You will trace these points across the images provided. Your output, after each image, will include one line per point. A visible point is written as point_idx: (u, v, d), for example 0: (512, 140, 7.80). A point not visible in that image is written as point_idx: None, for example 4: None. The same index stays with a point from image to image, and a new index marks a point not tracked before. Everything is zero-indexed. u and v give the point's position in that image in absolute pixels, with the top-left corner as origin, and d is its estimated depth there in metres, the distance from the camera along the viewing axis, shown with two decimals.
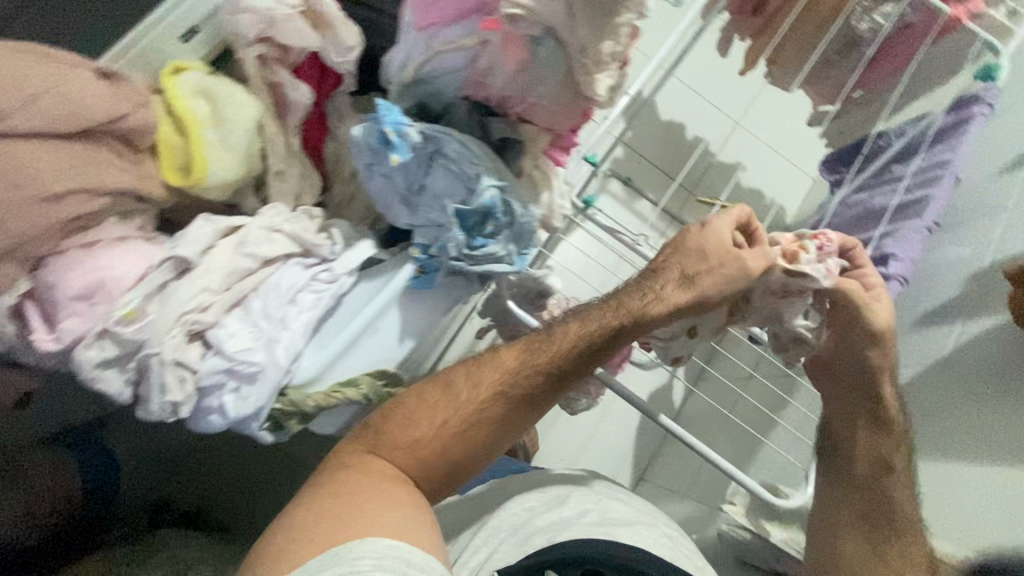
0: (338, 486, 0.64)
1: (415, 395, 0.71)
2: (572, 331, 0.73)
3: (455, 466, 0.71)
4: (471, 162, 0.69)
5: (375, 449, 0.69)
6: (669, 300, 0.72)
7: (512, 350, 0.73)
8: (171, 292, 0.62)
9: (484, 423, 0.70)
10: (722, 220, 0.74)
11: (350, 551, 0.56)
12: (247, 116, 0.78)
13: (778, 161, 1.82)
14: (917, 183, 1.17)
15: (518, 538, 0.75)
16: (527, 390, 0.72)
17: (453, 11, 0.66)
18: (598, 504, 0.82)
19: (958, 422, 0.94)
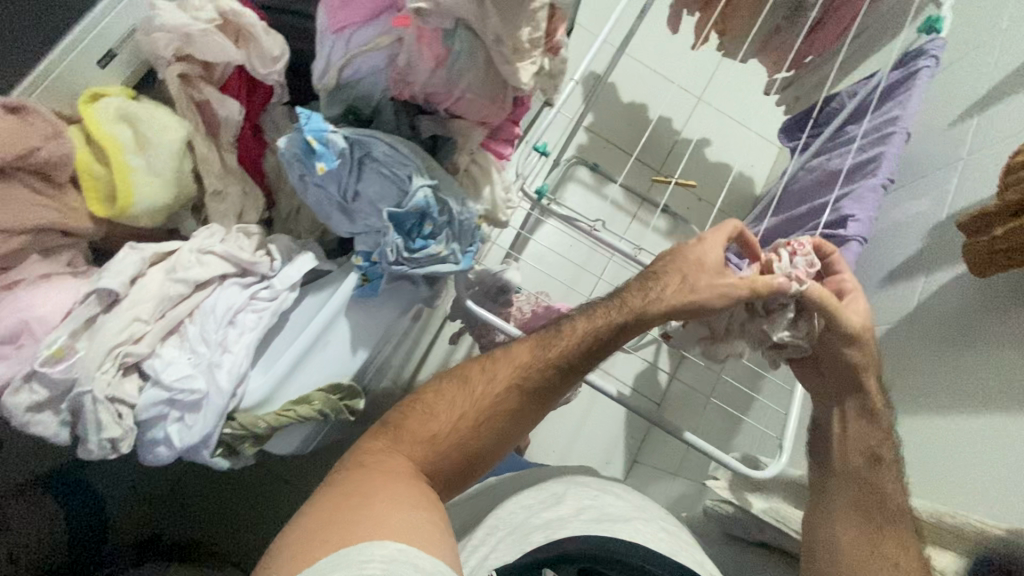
0: (354, 487, 0.62)
1: (433, 390, 0.74)
2: (579, 327, 0.73)
3: (464, 462, 0.71)
4: (401, 163, 0.68)
5: (393, 445, 0.69)
6: (665, 302, 0.70)
7: (527, 344, 0.74)
8: (100, 325, 0.60)
9: (497, 417, 0.71)
10: (714, 238, 0.72)
11: (357, 554, 0.51)
12: (173, 138, 0.76)
13: (741, 133, 1.83)
14: (870, 142, 1.17)
15: (517, 536, 0.71)
16: (538, 384, 0.72)
17: (365, 11, 0.65)
18: (596, 500, 0.77)
19: (938, 375, 0.88)
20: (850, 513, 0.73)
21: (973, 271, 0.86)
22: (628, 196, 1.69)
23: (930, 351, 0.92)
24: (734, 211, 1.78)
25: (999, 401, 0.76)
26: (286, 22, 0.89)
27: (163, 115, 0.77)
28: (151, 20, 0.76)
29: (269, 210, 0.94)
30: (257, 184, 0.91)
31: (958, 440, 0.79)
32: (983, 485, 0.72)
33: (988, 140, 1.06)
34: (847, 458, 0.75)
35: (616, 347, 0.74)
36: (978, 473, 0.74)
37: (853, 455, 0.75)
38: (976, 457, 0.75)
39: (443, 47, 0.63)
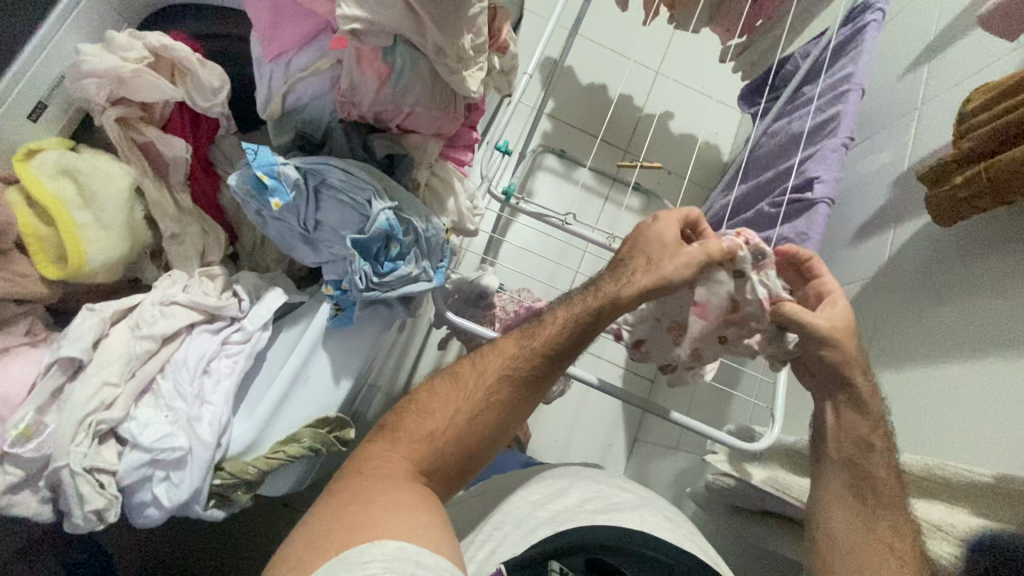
0: (355, 492, 0.59)
1: (427, 390, 0.70)
2: (560, 316, 0.71)
3: (461, 460, 0.67)
4: (358, 187, 0.66)
5: (391, 447, 0.65)
6: (636, 285, 0.69)
7: (510, 337, 0.72)
8: (69, 396, 0.58)
9: (493, 409, 0.68)
10: (669, 216, 0.72)
11: (358, 555, 0.50)
12: (121, 188, 0.74)
13: (702, 102, 1.82)
14: (827, 102, 1.18)
15: (524, 528, 0.69)
16: (528, 372, 0.69)
17: (299, 35, 0.63)
18: (599, 491, 0.77)
19: (919, 327, 0.89)
20: (846, 499, 0.70)
21: (937, 221, 0.88)
22: (598, 179, 1.69)
23: (906, 301, 0.93)
24: (703, 181, 1.78)
25: (981, 351, 0.77)
26: (222, 48, 0.86)
27: (107, 165, 0.74)
28: (78, 66, 0.72)
29: (233, 244, 0.91)
30: (216, 220, 0.89)
31: (944, 393, 0.79)
32: (971, 437, 0.73)
33: (940, 87, 1.07)
34: (847, 441, 0.72)
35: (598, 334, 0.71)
36: (965, 425, 0.75)
37: (854, 438, 0.72)
38: (962, 408, 0.76)
39: (385, 65, 0.61)
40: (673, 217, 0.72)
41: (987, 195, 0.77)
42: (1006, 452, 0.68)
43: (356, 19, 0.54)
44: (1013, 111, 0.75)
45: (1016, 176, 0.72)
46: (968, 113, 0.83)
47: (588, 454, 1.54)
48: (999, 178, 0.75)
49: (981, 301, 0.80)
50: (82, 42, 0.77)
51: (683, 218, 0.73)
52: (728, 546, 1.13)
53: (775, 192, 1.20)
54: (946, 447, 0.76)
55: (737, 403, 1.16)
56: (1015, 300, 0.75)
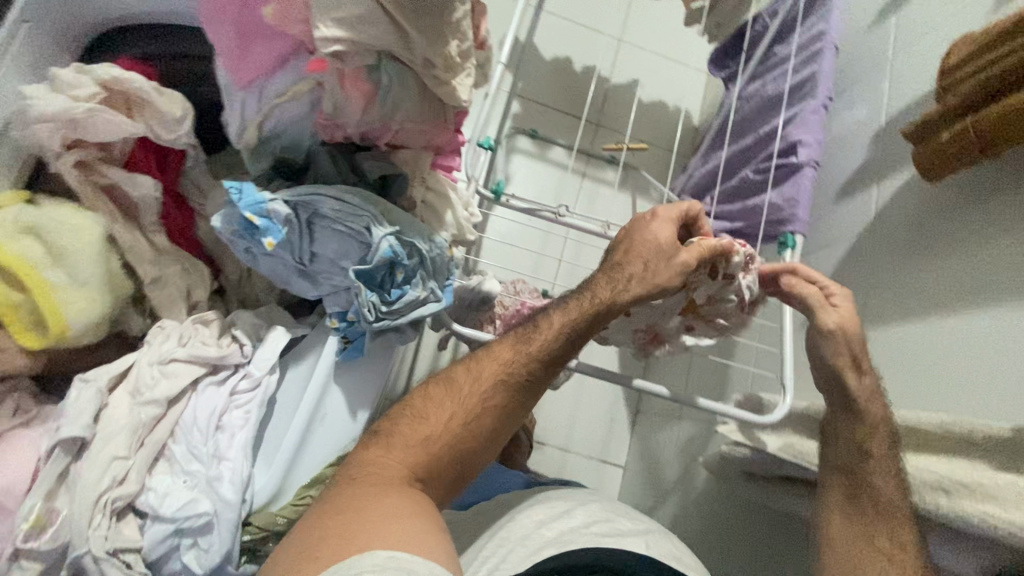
0: (346, 500, 0.55)
1: (423, 394, 0.66)
2: (555, 321, 0.67)
3: (457, 468, 0.63)
4: (354, 215, 0.63)
5: (386, 452, 0.61)
6: (632, 293, 0.66)
7: (506, 341, 0.68)
8: (78, 477, 0.54)
9: (487, 413, 0.64)
10: (668, 211, 0.70)
11: (347, 565, 0.46)
12: (94, 240, 0.68)
13: (669, 67, 1.80)
14: (802, 62, 1.17)
15: (529, 547, 0.68)
16: (524, 378, 0.66)
17: (271, 58, 0.58)
18: (605, 516, 0.76)
19: (907, 284, 0.91)
20: (846, 507, 0.72)
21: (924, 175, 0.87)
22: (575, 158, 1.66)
23: (894, 258, 0.95)
24: (678, 148, 1.76)
25: (972, 304, 0.79)
26: (173, 68, 0.79)
27: (73, 216, 0.68)
28: (26, 112, 0.66)
29: (217, 279, 0.86)
30: (195, 256, 0.83)
31: (938, 350, 0.82)
32: (969, 389, 0.76)
33: (910, 37, 1.07)
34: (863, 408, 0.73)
35: (595, 334, 0.69)
36: (961, 378, 0.78)
37: (870, 405, 0.73)
38: (957, 362, 0.79)
39: (370, 84, 0.56)
40: (670, 216, 0.70)
41: (975, 149, 0.78)
42: (1005, 403, 0.71)
43: (336, 38, 0.50)
44: (995, 65, 0.75)
45: (1003, 128, 0.73)
46: (945, 71, 0.82)
47: (594, 434, 1.55)
48: (986, 131, 0.75)
49: (969, 255, 0.82)
50: (24, 82, 0.70)
51: (681, 214, 0.71)
52: (739, 515, 1.16)
53: (757, 158, 1.20)
54: (941, 402, 0.79)
55: (738, 373, 1.18)
56: (1002, 253, 0.77)
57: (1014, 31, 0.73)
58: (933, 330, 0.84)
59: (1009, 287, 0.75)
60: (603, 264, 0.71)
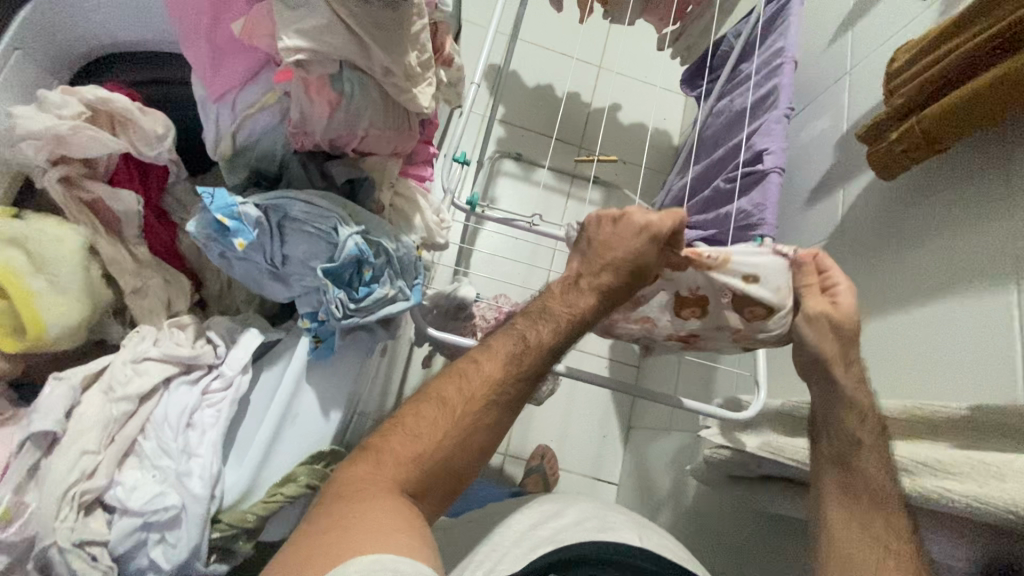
0: (335, 517, 0.50)
1: (414, 411, 0.58)
2: (547, 334, 0.62)
3: (450, 484, 0.57)
4: (322, 217, 0.66)
5: (374, 471, 0.55)
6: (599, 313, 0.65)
7: (497, 352, 0.61)
8: (46, 472, 0.55)
9: (481, 432, 0.58)
10: (656, 224, 0.63)
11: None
12: (73, 250, 0.71)
13: (647, 91, 1.87)
14: (764, 77, 1.23)
15: (524, 547, 0.69)
16: (517, 393, 0.60)
17: (241, 72, 0.62)
18: (598, 512, 0.78)
19: (887, 272, 0.91)
20: (839, 497, 0.65)
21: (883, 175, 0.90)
22: (558, 177, 1.71)
23: (880, 249, 0.94)
24: (659, 168, 1.82)
25: (937, 293, 0.80)
26: (160, 92, 0.83)
27: (55, 227, 0.71)
28: (12, 129, 0.70)
29: (198, 292, 0.89)
30: (176, 268, 0.86)
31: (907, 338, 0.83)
32: (939, 373, 0.76)
33: (866, 50, 1.12)
34: None
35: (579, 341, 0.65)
36: (940, 363, 0.77)
37: None
38: (938, 346, 0.78)
39: (334, 92, 0.60)
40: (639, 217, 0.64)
41: (923, 147, 0.80)
42: (977, 382, 0.71)
43: (299, 48, 0.54)
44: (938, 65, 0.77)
45: (947, 125, 0.74)
46: (893, 74, 0.86)
47: (586, 450, 1.55)
48: (930, 129, 0.77)
49: (939, 243, 0.82)
50: (13, 105, 0.73)
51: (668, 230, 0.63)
52: (727, 518, 1.16)
53: (728, 168, 1.23)
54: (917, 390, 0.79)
55: (722, 376, 1.20)
56: (979, 241, 0.76)
57: (956, 30, 0.75)
58: (920, 322, 0.82)
59: (982, 275, 0.74)
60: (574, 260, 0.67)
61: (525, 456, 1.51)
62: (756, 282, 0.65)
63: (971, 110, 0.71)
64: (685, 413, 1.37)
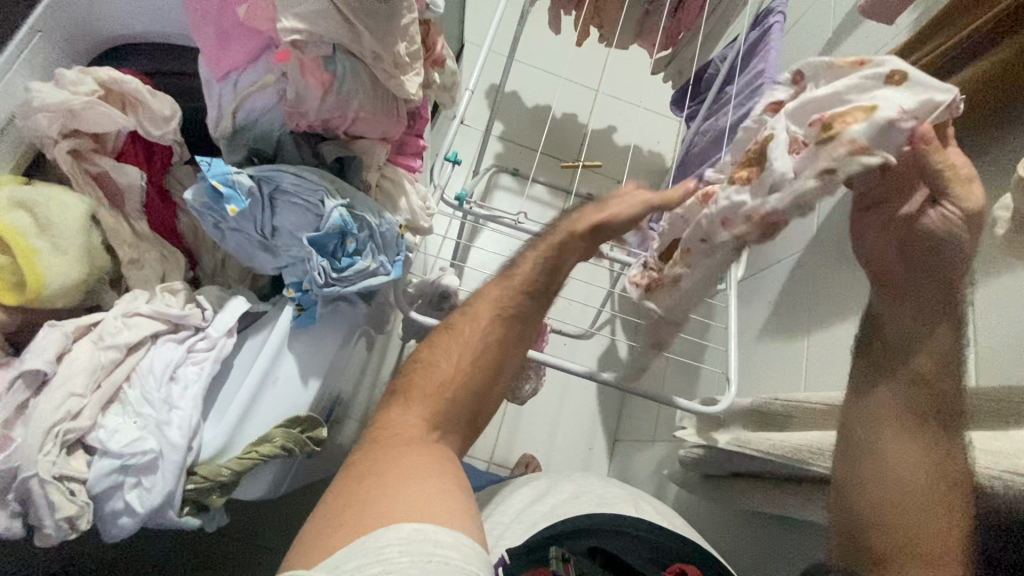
0: (370, 465, 0.56)
1: (431, 344, 0.66)
2: (531, 256, 0.68)
3: (471, 410, 0.65)
4: (312, 190, 0.71)
5: (406, 409, 0.62)
6: (589, 222, 0.66)
7: (493, 283, 0.70)
8: (34, 409, 0.59)
9: (492, 348, 0.65)
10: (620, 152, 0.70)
11: (373, 541, 0.46)
12: (76, 217, 0.76)
13: (639, 114, 1.92)
14: (746, 98, 1.24)
15: (525, 523, 0.66)
16: (516, 312, 0.67)
17: (244, 54, 0.68)
18: (594, 487, 0.75)
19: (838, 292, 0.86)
20: (901, 419, 0.57)
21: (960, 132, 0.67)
22: (553, 193, 1.74)
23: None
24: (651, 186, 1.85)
25: None
26: (173, 83, 0.90)
27: (62, 195, 0.76)
28: (29, 102, 0.75)
29: (193, 269, 0.93)
30: (173, 245, 0.90)
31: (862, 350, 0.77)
32: None
33: None
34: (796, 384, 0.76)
35: (575, 261, 0.68)
36: None
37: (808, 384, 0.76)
38: None
39: (327, 73, 0.66)
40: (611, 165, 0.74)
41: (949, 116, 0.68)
42: None
43: (296, 29, 0.61)
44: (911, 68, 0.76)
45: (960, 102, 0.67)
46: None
47: (571, 458, 1.55)
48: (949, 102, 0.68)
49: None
50: (32, 82, 0.79)
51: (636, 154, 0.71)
52: (704, 520, 1.12)
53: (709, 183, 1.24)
54: None
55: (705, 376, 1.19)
56: None
57: (932, 33, 0.74)
58: None
59: None
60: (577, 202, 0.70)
61: (510, 463, 1.51)
62: (901, 82, 0.49)
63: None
64: (667, 421, 1.36)
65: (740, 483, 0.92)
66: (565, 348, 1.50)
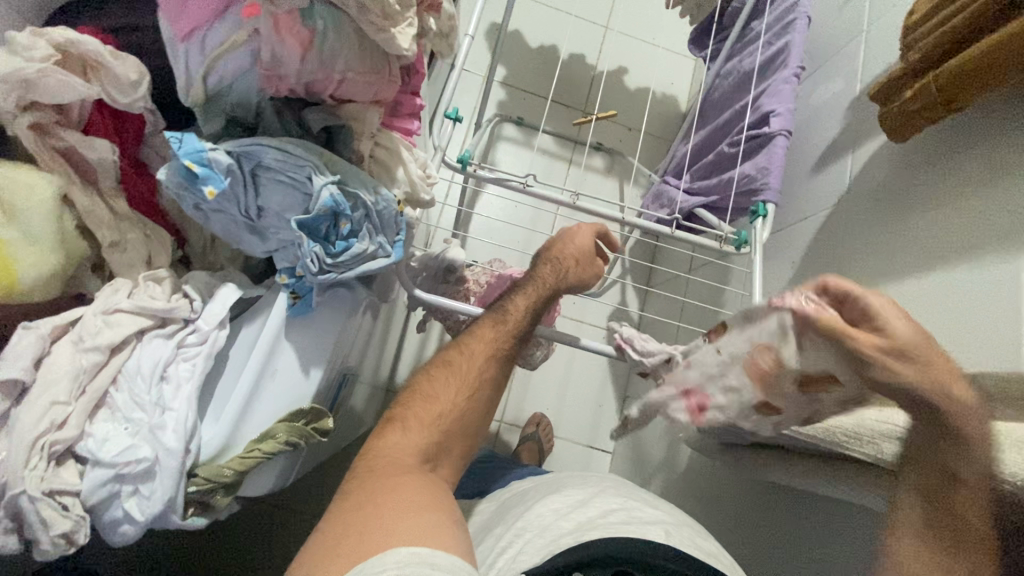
0: (367, 496, 0.55)
1: (427, 377, 0.68)
2: (522, 303, 0.71)
3: (464, 437, 0.66)
4: (297, 165, 0.63)
5: (404, 430, 0.63)
6: (570, 281, 0.73)
7: (485, 322, 0.71)
8: (16, 420, 0.55)
9: (487, 385, 0.68)
10: (581, 231, 0.76)
11: (371, 565, 0.46)
12: (46, 201, 0.69)
13: (650, 52, 1.76)
14: (775, 34, 1.10)
15: (545, 538, 0.62)
16: (511, 352, 0.70)
17: (207, 8, 0.57)
18: (622, 503, 0.70)
19: (868, 257, 0.87)
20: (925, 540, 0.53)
21: (994, 86, 0.64)
22: (560, 144, 1.63)
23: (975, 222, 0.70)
24: (663, 132, 1.72)
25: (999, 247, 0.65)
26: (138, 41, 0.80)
27: (26, 177, 0.69)
28: None
29: (181, 248, 0.87)
30: (158, 223, 0.84)
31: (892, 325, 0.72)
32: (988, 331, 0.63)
33: (885, 4, 1.02)
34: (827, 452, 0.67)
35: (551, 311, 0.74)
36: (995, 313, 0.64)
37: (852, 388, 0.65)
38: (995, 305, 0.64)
39: (305, 28, 0.57)
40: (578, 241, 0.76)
41: (987, 76, 0.64)
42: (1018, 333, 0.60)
43: None
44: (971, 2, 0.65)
45: (1000, 59, 0.61)
46: (911, 26, 0.75)
47: (581, 420, 1.53)
48: (990, 59, 0.62)
49: (916, 228, 0.79)
50: None
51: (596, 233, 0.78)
52: (725, 490, 1.07)
53: (732, 132, 1.13)
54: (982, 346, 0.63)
55: None
56: None
57: None
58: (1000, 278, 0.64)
59: None
60: (540, 256, 0.76)
61: (520, 423, 1.50)
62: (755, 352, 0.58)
63: (1001, 60, 0.61)
64: None
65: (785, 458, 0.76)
66: (576, 310, 1.44)
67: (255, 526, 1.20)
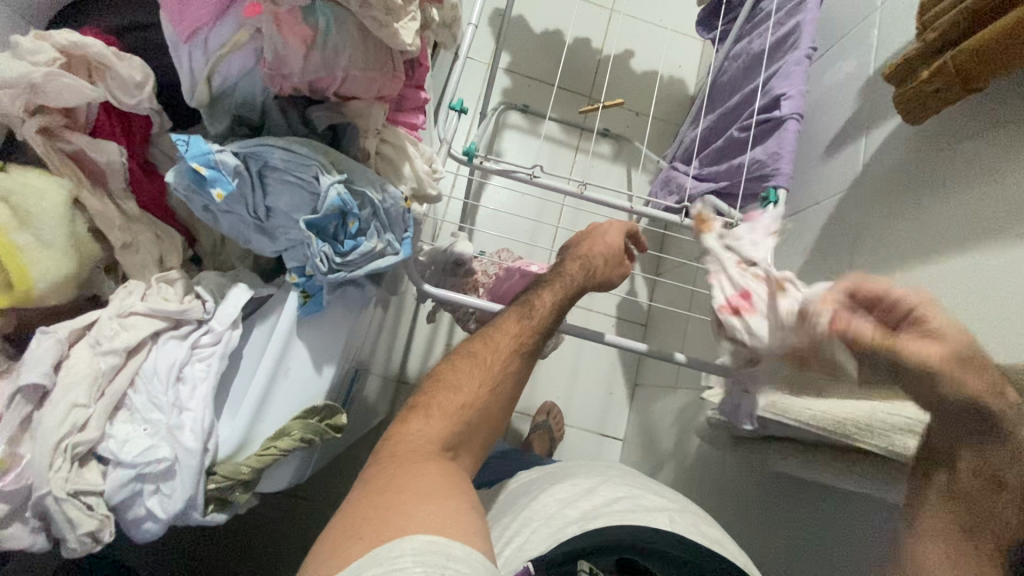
0: (388, 483, 0.56)
1: (451, 368, 0.68)
2: (547, 296, 0.71)
3: (485, 429, 0.67)
4: (304, 165, 0.63)
5: (427, 418, 0.64)
6: (596, 280, 0.74)
7: (511, 314, 0.71)
8: (38, 423, 0.57)
9: (509, 378, 0.68)
10: (610, 228, 0.77)
11: (387, 550, 0.47)
12: (57, 206, 0.70)
13: (658, 34, 1.73)
14: (786, 14, 1.07)
15: (553, 527, 0.63)
16: (536, 346, 0.70)
17: (209, 9, 0.56)
18: (630, 491, 0.70)
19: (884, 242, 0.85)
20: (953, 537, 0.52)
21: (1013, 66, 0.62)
22: (566, 131, 1.61)
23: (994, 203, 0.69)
24: (671, 117, 1.69)
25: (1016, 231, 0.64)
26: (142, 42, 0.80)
27: (38, 181, 0.70)
28: None
29: (192, 247, 0.87)
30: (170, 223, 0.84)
31: None
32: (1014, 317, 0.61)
33: None
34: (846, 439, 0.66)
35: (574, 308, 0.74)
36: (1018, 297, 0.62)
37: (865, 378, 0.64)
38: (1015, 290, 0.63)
39: (307, 26, 0.57)
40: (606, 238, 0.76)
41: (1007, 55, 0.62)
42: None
43: None
44: None
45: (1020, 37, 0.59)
46: (927, 4, 0.73)
47: (591, 407, 1.54)
48: (1010, 38, 0.60)
49: (933, 212, 0.78)
50: None
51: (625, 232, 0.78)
52: (734, 477, 1.07)
53: (742, 116, 1.10)
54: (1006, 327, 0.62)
55: None
56: None
57: None
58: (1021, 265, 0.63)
59: None
60: (568, 253, 0.76)
61: (531, 412, 1.51)
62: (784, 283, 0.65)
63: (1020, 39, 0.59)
64: (689, 372, 1.30)
65: (796, 446, 0.75)
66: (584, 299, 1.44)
67: (270, 516, 1.23)
